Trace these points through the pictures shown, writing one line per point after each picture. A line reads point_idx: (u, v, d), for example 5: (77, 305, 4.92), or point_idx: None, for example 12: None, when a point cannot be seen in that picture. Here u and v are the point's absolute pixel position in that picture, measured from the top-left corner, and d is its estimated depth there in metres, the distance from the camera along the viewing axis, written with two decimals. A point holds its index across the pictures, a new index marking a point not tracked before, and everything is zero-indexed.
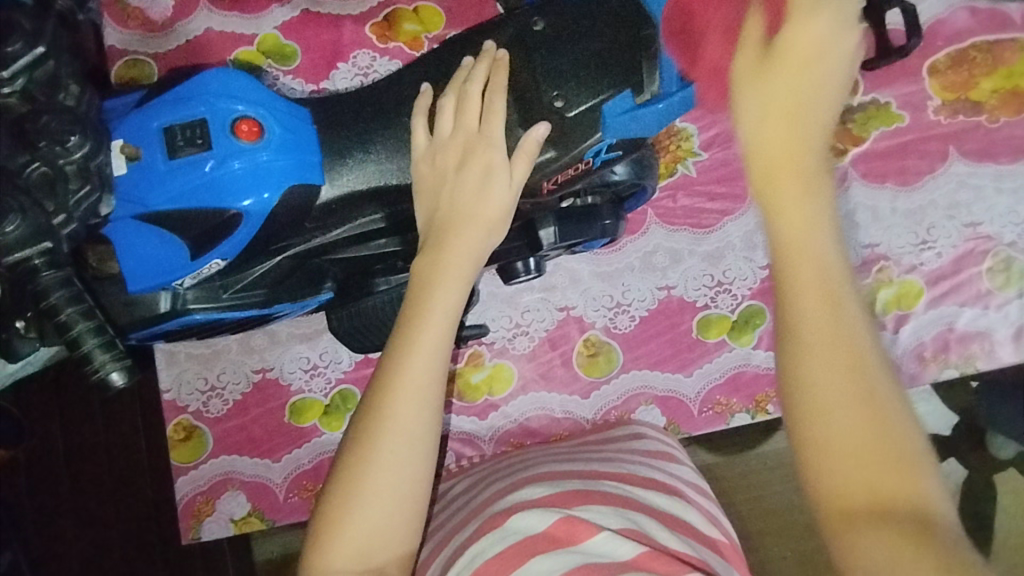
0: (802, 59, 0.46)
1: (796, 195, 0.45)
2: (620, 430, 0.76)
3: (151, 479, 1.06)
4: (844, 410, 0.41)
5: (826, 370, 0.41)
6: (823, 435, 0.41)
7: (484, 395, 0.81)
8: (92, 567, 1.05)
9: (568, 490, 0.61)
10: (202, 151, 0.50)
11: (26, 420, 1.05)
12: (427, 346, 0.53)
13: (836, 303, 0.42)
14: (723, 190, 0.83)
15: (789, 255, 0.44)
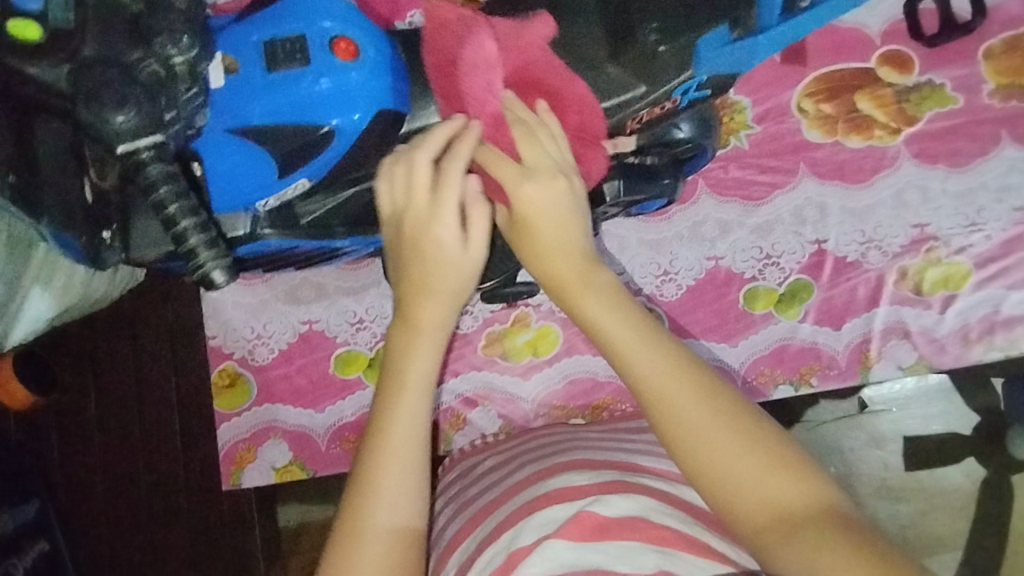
0: (544, 208, 0.55)
1: (608, 291, 0.55)
2: (643, 423, 0.74)
3: (179, 435, 1.06)
4: (711, 464, 0.49)
5: (692, 423, 0.50)
6: (722, 481, 0.48)
7: (529, 356, 0.82)
8: (119, 517, 1.06)
9: (610, 480, 0.59)
10: (301, 66, 0.50)
11: (60, 369, 1.07)
12: (410, 405, 0.56)
13: (676, 363, 0.52)
14: (775, 163, 0.83)
15: (613, 339, 0.53)
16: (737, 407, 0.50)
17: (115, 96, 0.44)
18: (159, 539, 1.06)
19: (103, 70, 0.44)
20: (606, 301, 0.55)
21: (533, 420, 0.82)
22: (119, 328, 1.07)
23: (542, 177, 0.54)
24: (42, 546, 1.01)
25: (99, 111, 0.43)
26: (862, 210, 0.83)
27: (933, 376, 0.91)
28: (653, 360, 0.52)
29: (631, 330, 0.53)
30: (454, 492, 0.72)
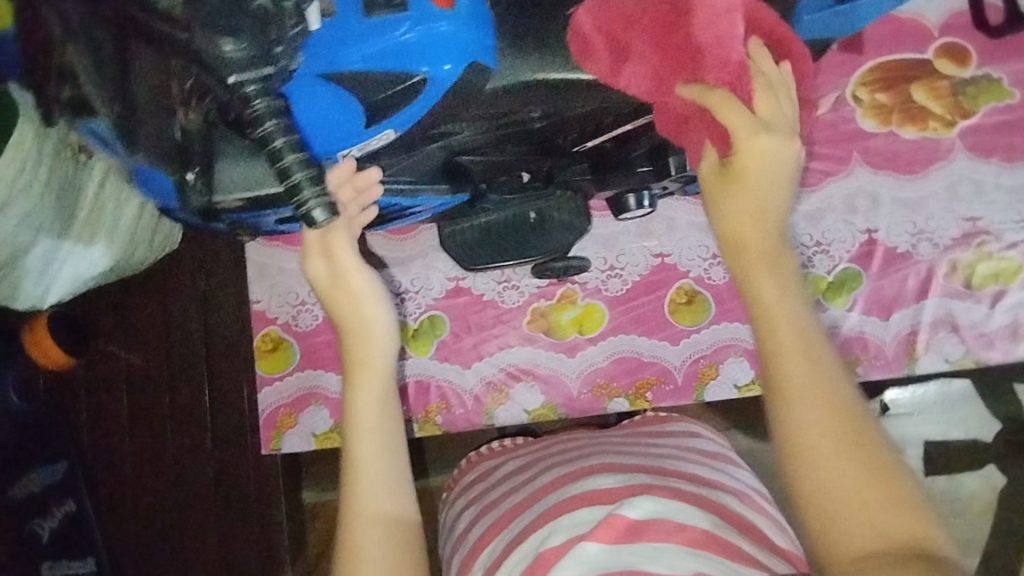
0: (764, 162, 0.47)
1: (773, 262, 0.48)
2: (674, 425, 0.75)
3: (207, 407, 1.08)
4: (832, 474, 0.42)
5: (816, 419, 0.43)
6: (823, 504, 0.41)
7: (574, 334, 0.81)
8: (141, 485, 1.05)
9: (639, 482, 0.58)
10: (399, 14, 0.45)
11: (91, 331, 1.07)
12: (369, 396, 0.56)
13: (812, 357, 0.44)
14: (828, 150, 0.83)
15: (762, 310, 0.46)
16: (857, 419, 0.43)
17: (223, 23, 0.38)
18: (184, 508, 1.06)
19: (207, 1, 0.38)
20: (774, 277, 0.47)
21: (577, 397, 0.80)
22: (150, 295, 1.08)
23: (774, 139, 0.48)
24: (68, 507, 0.98)
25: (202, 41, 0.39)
26: (914, 201, 0.82)
27: (957, 381, 0.93)
28: (812, 351, 0.45)
29: (791, 313, 0.46)
30: (480, 492, 0.71)
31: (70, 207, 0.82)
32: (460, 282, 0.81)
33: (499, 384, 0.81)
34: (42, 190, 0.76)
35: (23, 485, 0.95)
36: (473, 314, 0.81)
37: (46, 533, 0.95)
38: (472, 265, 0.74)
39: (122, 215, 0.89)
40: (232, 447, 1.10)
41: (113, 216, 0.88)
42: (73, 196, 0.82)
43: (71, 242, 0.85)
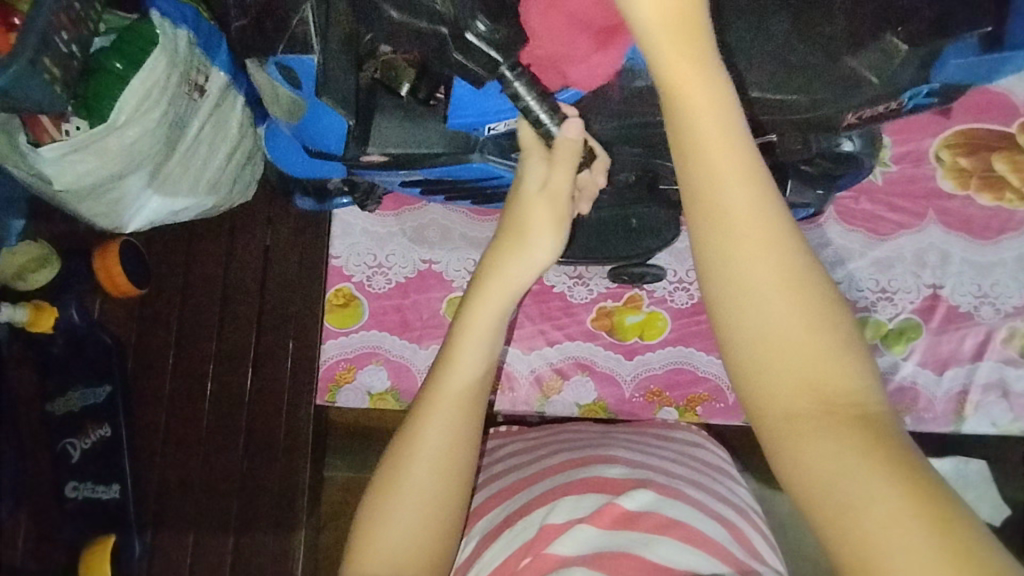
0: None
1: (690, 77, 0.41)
2: (680, 433, 0.71)
3: (253, 347, 1.09)
4: (780, 314, 0.39)
5: (759, 251, 0.39)
6: (765, 366, 0.39)
7: (635, 338, 0.82)
8: (173, 421, 1.07)
9: (648, 478, 0.58)
10: None
11: (155, 265, 1.11)
12: (483, 342, 0.56)
13: (749, 190, 0.40)
14: (906, 204, 0.86)
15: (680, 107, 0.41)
16: (806, 266, 0.40)
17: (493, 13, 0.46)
18: (213, 455, 1.06)
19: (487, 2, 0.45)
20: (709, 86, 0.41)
21: (629, 399, 0.82)
22: (217, 243, 1.11)
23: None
24: (103, 432, 1.03)
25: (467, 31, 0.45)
26: (983, 265, 0.84)
27: (974, 461, 0.90)
28: (753, 185, 0.40)
29: (726, 148, 0.40)
30: (477, 472, 0.69)
31: (174, 140, 0.84)
32: None
33: (557, 373, 0.82)
34: (157, 119, 0.79)
35: (63, 402, 1.03)
36: (541, 303, 0.83)
37: (78, 454, 1.02)
38: None
39: (217, 154, 0.90)
40: (271, 399, 1.07)
41: (208, 154, 0.90)
42: (179, 131, 0.84)
43: (168, 174, 0.87)
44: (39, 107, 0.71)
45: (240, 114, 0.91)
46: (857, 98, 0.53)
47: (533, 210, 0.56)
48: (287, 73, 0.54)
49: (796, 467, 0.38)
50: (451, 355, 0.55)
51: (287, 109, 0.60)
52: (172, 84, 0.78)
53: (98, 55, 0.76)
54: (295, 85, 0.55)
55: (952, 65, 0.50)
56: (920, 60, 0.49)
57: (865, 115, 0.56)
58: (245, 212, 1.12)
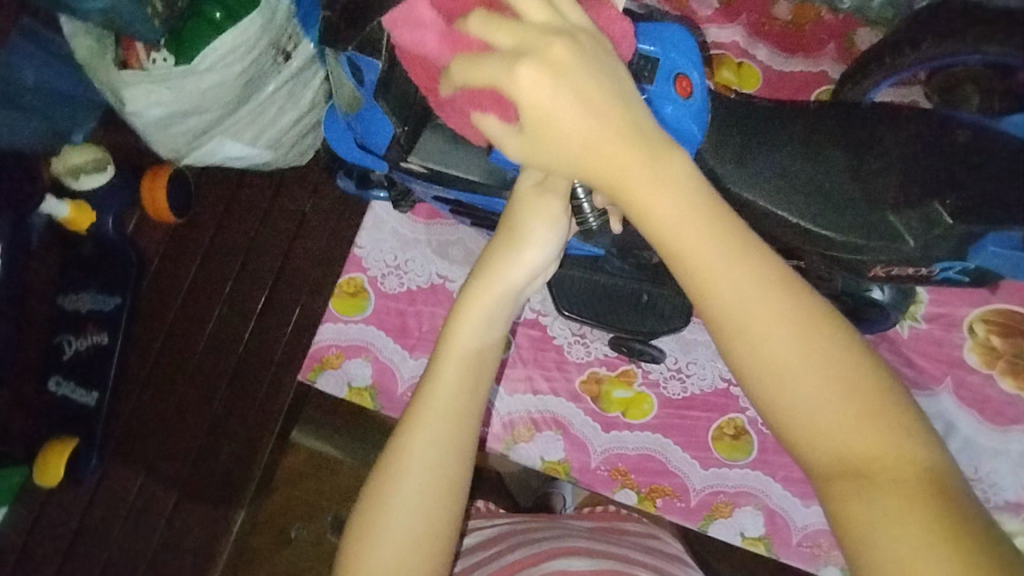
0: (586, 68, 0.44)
1: (663, 183, 0.44)
2: (630, 527, 0.79)
3: (263, 304, 1.13)
4: (806, 404, 0.42)
5: (767, 337, 0.43)
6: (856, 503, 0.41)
7: (617, 412, 0.82)
8: (168, 350, 1.11)
9: (607, 568, 0.65)
10: (644, 83, 0.50)
11: (196, 198, 1.15)
12: (460, 360, 0.55)
13: (778, 318, 0.43)
14: (924, 364, 0.84)
15: (665, 235, 0.44)
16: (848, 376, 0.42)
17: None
18: (196, 392, 1.10)
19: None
20: (671, 187, 0.44)
21: (593, 470, 0.81)
22: (259, 197, 1.15)
23: (581, 43, 0.44)
24: (100, 339, 1.06)
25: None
26: (985, 448, 0.82)
27: None
28: (749, 282, 0.43)
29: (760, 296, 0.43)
30: None
31: (246, 94, 0.88)
32: (540, 317, 0.84)
33: (531, 423, 0.82)
34: (236, 72, 0.82)
35: (74, 300, 1.06)
36: (537, 350, 0.84)
37: (71, 351, 1.05)
38: (562, 306, 0.76)
39: (284, 117, 0.94)
40: (270, 351, 1.13)
41: (276, 114, 0.93)
42: (253, 87, 0.88)
43: (232, 124, 0.90)
44: (131, 28, 0.77)
45: (314, 88, 0.95)
46: (896, 252, 0.51)
47: (537, 216, 0.56)
48: (357, 73, 0.56)
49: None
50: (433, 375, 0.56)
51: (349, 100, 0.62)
52: (260, 44, 0.82)
53: (202, 3, 0.82)
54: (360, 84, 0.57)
55: (992, 251, 0.50)
56: (959, 239, 0.50)
57: (895, 272, 0.55)
58: (296, 177, 1.16)
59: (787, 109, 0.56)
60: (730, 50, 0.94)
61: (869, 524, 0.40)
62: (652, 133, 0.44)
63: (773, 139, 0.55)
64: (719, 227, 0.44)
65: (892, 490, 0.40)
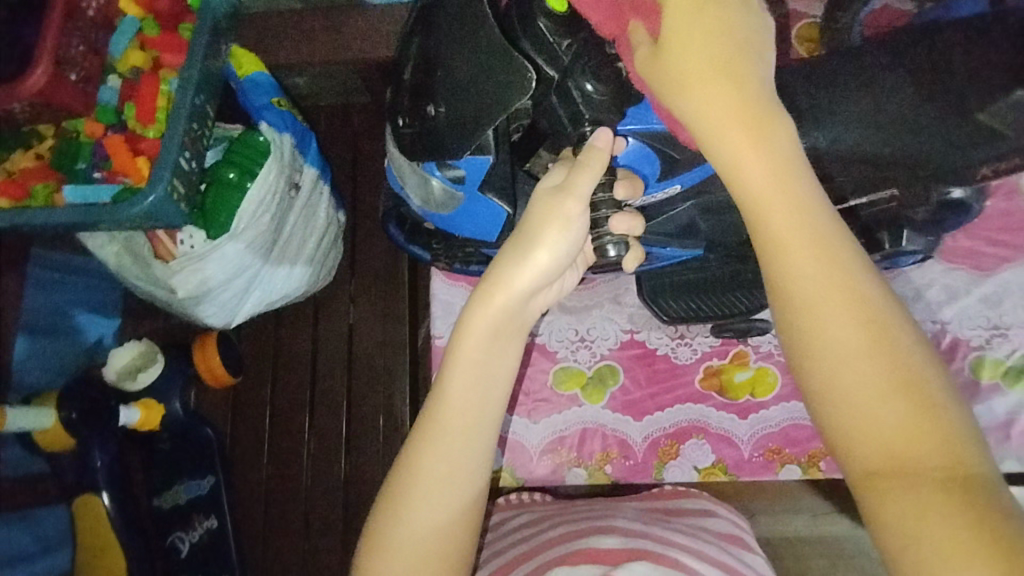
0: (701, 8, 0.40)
1: (721, 68, 0.40)
2: (690, 503, 0.73)
3: (345, 425, 1.10)
4: (820, 309, 0.39)
5: (797, 265, 0.39)
6: (842, 402, 0.38)
7: (747, 395, 0.82)
8: (274, 507, 1.09)
9: (641, 548, 0.58)
10: None
11: (246, 352, 1.14)
12: (469, 373, 0.53)
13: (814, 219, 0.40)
14: (1007, 237, 0.84)
15: (710, 135, 0.40)
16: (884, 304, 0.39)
17: (600, 71, 0.48)
18: (312, 533, 1.07)
19: (589, 54, 0.49)
20: (726, 93, 0.40)
21: (748, 460, 0.81)
22: (301, 326, 1.15)
23: None
24: (210, 524, 1.04)
25: (574, 77, 0.49)
26: None
27: None
28: (793, 175, 0.40)
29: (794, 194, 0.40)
30: (484, 543, 0.72)
31: (278, 235, 0.88)
32: (634, 334, 0.84)
33: (671, 437, 0.82)
34: (268, 221, 0.82)
35: (169, 496, 1.04)
36: (646, 367, 0.84)
37: (185, 549, 1.02)
38: (663, 313, 0.79)
39: (308, 242, 0.94)
40: (367, 469, 1.08)
41: (300, 244, 0.93)
42: (278, 228, 0.88)
43: (269, 268, 0.90)
44: (162, 218, 0.75)
45: (325, 205, 0.95)
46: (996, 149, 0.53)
47: (548, 218, 0.51)
48: (451, 171, 0.58)
49: (883, 523, 0.37)
50: (444, 387, 0.54)
51: (426, 196, 0.65)
52: (281, 187, 0.82)
53: (214, 167, 0.82)
54: (456, 182, 0.60)
55: None
56: None
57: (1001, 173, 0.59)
58: (329, 294, 1.15)
59: (826, 61, 0.58)
60: None
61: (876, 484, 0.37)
62: (738, 43, 0.41)
63: (831, 93, 0.56)
64: (781, 129, 0.40)
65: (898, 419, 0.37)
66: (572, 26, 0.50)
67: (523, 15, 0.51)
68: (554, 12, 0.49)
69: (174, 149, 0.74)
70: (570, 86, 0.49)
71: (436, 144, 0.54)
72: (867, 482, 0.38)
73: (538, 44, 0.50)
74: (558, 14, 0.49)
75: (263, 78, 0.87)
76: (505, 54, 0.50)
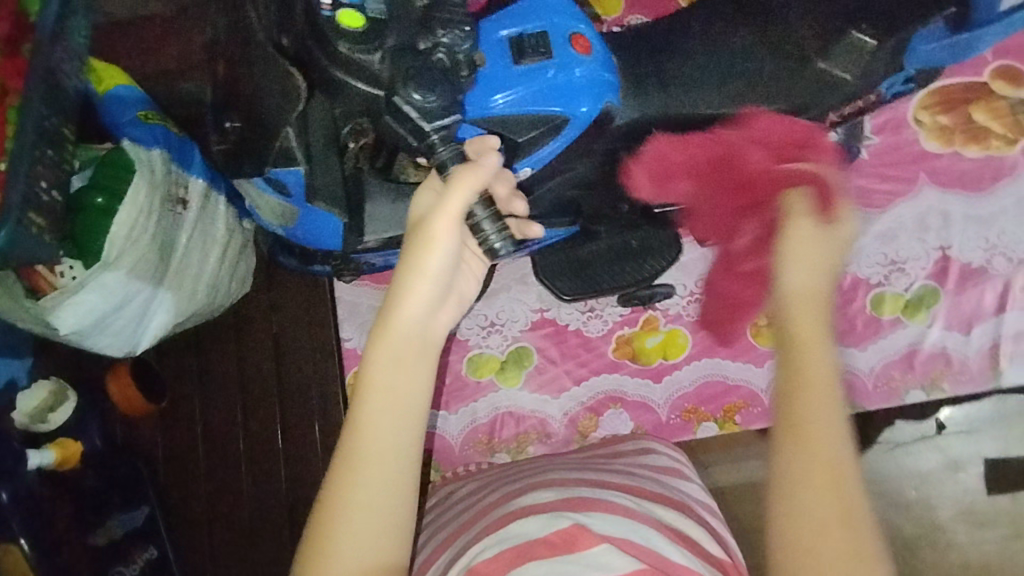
0: (811, 237, 0.52)
1: (817, 291, 0.51)
2: (626, 444, 0.75)
3: (282, 438, 1.08)
4: (818, 461, 0.46)
5: (813, 468, 0.46)
6: (796, 538, 0.45)
7: (659, 359, 0.82)
8: (215, 528, 1.07)
9: (575, 497, 0.58)
10: (546, 60, 0.55)
11: (167, 375, 1.11)
12: (388, 388, 0.52)
13: (812, 409, 0.47)
14: (896, 172, 0.85)
15: (803, 325, 0.50)
16: (861, 491, 0.46)
17: (422, 80, 0.47)
18: (264, 544, 1.05)
19: (406, 62, 0.48)
20: (818, 308, 0.50)
21: (666, 422, 0.82)
22: (223, 343, 1.11)
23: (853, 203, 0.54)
24: (150, 554, 1.01)
25: (401, 93, 0.47)
26: (986, 217, 0.83)
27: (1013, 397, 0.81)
28: (823, 365, 0.49)
29: (822, 383, 0.48)
30: (435, 518, 0.71)
31: (166, 259, 0.84)
32: (544, 313, 0.84)
33: (589, 411, 0.82)
34: (149, 241, 0.79)
35: (104, 532, 0.98)
36: (559, 345, 0.83)
37: None
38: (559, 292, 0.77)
39: (208, 259, 0.90)
40: (311, 477, 1.06)
41: (199, 262, 0.89)
42: (169, 245, 0.84)
43: (164, 290, 0.86)
44: (27, 255, 0.71)
45: (224, 215, 0.91)
46: None
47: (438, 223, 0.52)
48: (276, 186, 0.59)
49: None
50: (364, 405, 0.51)
51: (277, 215, 0.65)
52: (154, 206, 0.79)
53: (81, 193, 0.77)
54: (286, 195, 0.60)
55: (929, 51, 0.60)
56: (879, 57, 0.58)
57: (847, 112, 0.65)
58: (246, 305, 1.12)
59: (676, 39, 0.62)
60: None
61: None
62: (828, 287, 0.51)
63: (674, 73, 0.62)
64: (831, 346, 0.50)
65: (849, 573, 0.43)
66: (374, 38, 0.48)
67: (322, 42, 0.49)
68: (349, 29, 0.48)
69: (22, 180, 0.69)
70: (399, 103, 0.48)
71: (258, 145, 0.54)
72: None
73: (346, 65, 0.49)
74: (354, 32, 0.48)
75: (127, 91, 0.84)
76: (290, 79, 0.50)
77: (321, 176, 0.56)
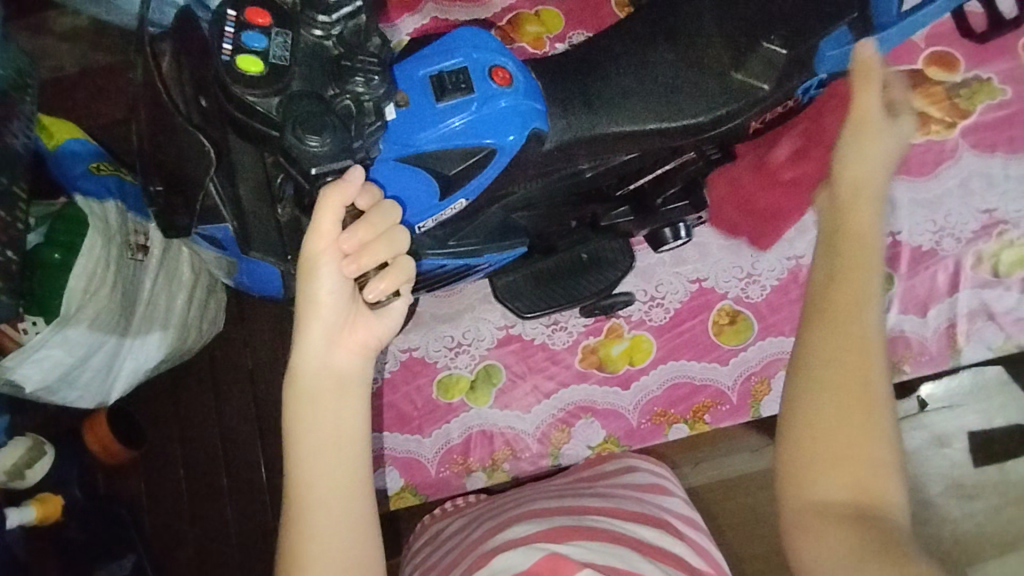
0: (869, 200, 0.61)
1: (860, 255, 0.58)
2: (610, 465, 0.76)
3: (265, 474, 1.08)
4: (833, 373, 0.54)
5: (804, 377, 0.55)
6: (804, 435, 0.53)
7: (625, 366, 0.83)
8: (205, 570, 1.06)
9: (554, 527, 0.58)
10: (466, 95, 0.56)
11: (144, 421, 1.10)
12: (317, 439, 0.55)
13: (859, 328, 0.55)
14: None
15: (839, 269, 0.58)
16: (870, 388, 0.53)
17: (316, 124, 0.50)
18: None
19: (308, 105, 0.51)
20: (859, 244, 0.59)
21: (638, 428, 0.83)
22: (197, 385, 1.11)
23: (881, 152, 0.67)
24: None
25: (294, 137, 0.50)
26: (931, 201, 0.85)
27: (989, 368, 0.89)
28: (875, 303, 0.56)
29: (858, 304, 0.56)
30: (423, 555, 0.71)
31: (129, 307, 0.85)
32: (509, 329, 0.84)
33: (561, 423, 0.83)
34: (108, 293, 0.80)
35: None
36: (526, 360, 0.84)
37: None
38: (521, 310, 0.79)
39: (174, 303, 0.90)
40: None
41: (165, 306, 0.90)
42: (132, 295, 0.84)
43: (131, 339, 0.86)
44: None
45: (188, 258, 0.92)
46: None
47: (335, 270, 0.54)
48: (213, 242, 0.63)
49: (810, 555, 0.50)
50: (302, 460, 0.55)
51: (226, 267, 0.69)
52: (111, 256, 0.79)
53: (35, 250, 0.76)
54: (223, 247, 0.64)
55: (833, 55, 0.64)
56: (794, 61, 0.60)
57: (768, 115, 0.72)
58: (217, 344, 1.11)
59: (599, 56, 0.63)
60: (523, 6, 0.93)
61: (812, 529, 0.50)
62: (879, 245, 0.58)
63: (597, 86, 0.62)
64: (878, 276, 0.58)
65: (851, 475, 0.51)
66: (272, 80, 0.50)
67: (223, 90, 0.51)
68: (247, 73, 0.50)
69: None
70: (293, 145, 0.50)
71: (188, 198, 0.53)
72: (806, 499, 0.52)
73: (247, 111, 0.51)
74: (252, 76, 0.50)
75: (80, 145, 0.85)
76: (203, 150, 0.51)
77: (254, 231, 0.59)
